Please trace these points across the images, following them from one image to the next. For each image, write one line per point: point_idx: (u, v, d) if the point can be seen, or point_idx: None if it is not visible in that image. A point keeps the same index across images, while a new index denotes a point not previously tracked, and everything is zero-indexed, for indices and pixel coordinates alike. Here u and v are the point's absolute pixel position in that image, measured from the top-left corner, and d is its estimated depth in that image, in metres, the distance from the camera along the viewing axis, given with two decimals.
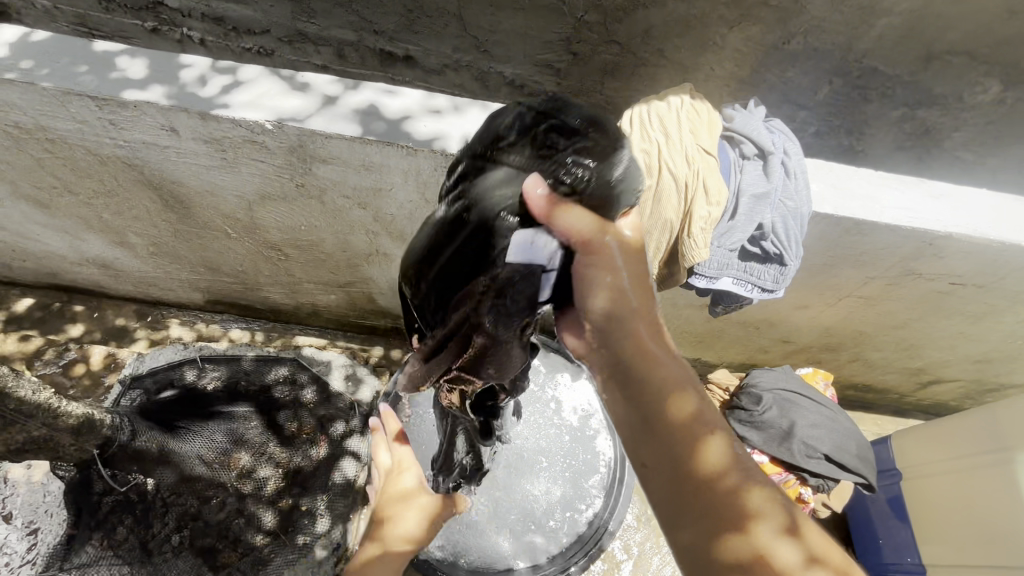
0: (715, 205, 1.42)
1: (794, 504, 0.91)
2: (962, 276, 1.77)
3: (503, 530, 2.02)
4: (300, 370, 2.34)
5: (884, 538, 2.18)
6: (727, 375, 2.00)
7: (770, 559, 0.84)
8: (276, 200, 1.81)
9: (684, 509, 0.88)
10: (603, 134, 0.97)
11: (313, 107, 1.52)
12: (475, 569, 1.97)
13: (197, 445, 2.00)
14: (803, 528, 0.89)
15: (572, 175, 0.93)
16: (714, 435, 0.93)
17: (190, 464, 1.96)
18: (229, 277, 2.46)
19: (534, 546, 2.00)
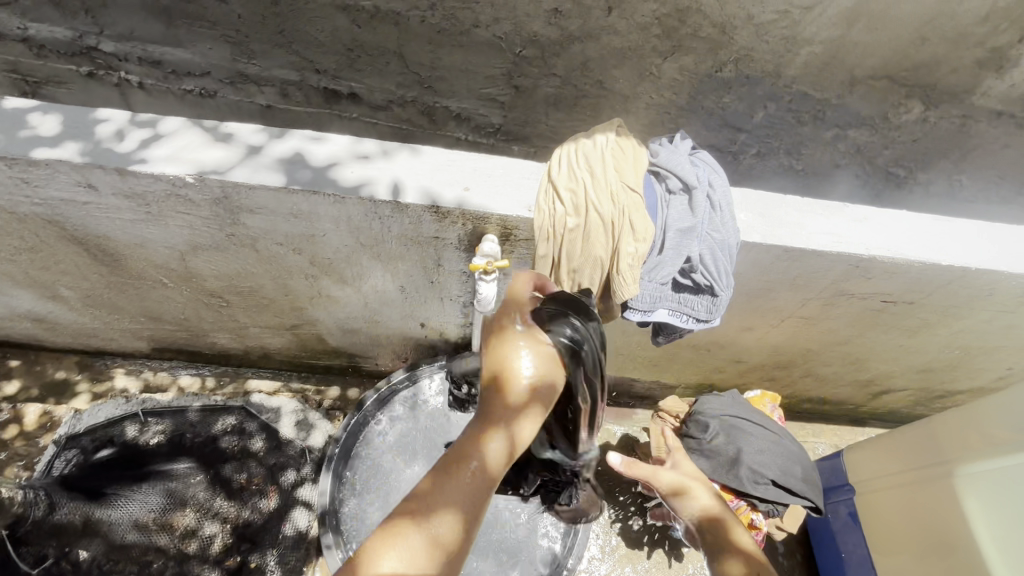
0: (642, 240, 1.45)
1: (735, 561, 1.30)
2: (891, 294, 1.82)
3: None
4: (248, 419, 2.30)
5: (846, 552, 2.19)
6: (676, 401, 2.00)
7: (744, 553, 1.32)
8: (209, 250, 1.77)
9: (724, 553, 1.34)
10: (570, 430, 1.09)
11: (235, 158, 1.49)
12: None
13: (131, 510, 1.89)
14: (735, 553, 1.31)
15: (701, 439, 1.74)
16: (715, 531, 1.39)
17: (122, 532, 1.85)
18: (172, 325, 2.38)
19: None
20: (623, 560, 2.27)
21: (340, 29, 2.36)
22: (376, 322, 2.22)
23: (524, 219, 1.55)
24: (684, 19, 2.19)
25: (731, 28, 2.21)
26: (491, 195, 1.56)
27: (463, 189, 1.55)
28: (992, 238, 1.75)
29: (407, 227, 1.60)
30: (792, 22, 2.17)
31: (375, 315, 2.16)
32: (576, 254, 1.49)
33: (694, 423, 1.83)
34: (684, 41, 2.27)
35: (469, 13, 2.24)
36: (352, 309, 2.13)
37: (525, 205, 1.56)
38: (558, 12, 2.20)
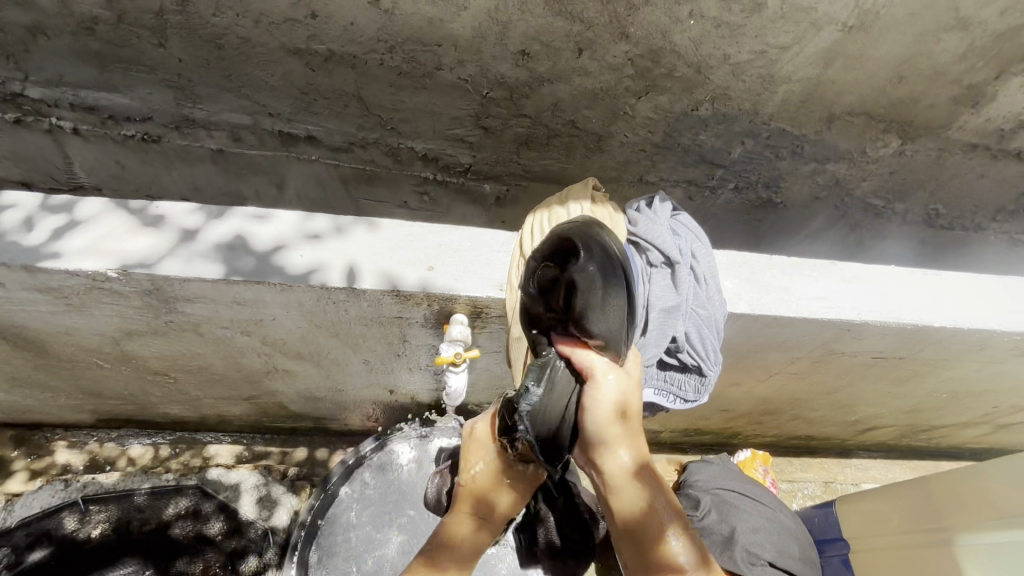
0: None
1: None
2: (881, 351, 1.74)
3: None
4: (204, 500, 2.10)
5: None
6: (664, 469, 1.93)
7: None
8: (145, 335, 1.58)
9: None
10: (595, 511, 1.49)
11: (166, 246, 1.32)
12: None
13: None
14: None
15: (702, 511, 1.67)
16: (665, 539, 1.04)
17: None
18: (116, 399, 2.16)
19: None
20: None
21: (291, 73, 2.19)
22: (340, 390, 2.06)
23: (494, 299, 1.42)
24: (658, 60, 2.08)
25: (706, 67, 2.11)
26: (458, 275, 1.41)
27: (427, 268, 1.40)
28: (983, 294, 1.68)
29: (366, 310, 1.45)
30: (769, 62, 2.09)
31: (338, 384, 2.00)
32: None
33: (686, 499, 1.74)
34: (658, 81, 2.17)
35: (430, 55, 2.09)
36: (313, 381, 1.96)
37: (496, 283, 1.43)
38: (526, 54, 2.07)
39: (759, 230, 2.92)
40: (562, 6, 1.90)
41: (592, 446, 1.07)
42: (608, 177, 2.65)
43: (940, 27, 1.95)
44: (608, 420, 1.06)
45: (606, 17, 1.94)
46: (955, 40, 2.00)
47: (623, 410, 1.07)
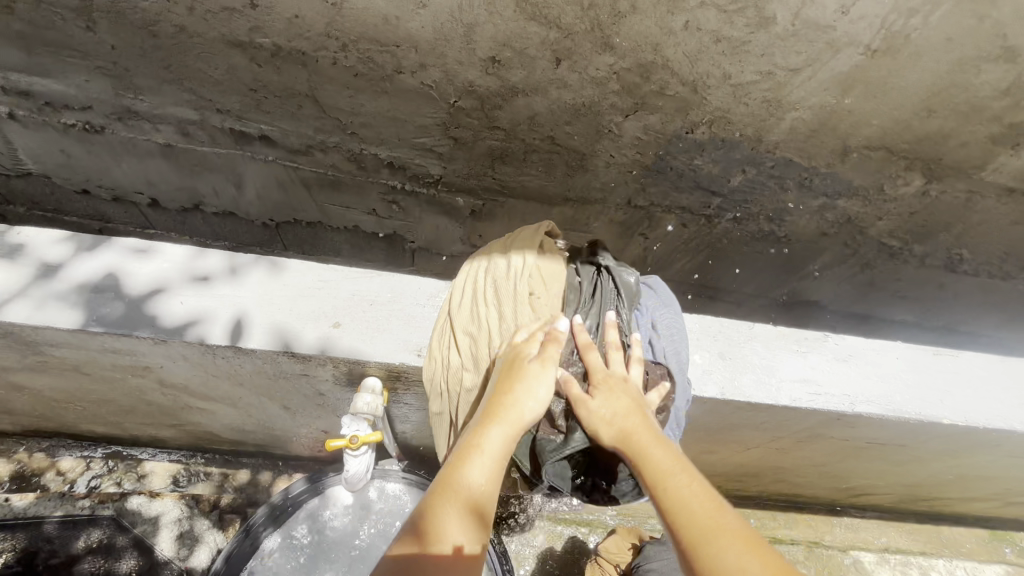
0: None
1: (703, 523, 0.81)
2: (877, 438, 1.49)
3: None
4: (119, 533, 1.96)
5: None
6: (619, 545, 1.70)
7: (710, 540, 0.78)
8: (23, 370, 1.38)
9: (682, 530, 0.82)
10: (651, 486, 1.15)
11: (18, 284, 1.11)
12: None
13: None
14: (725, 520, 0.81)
15: None
16: (681, 479, 0.87)
17: None
18: (31, 416, 1.98)
19: None
20: None
21: (236, 68, 1.96)
22: (268, 426, 1.85)
23: (411, 365, 1.20)
24: (648, 75, 1.81)
25: (704, 86, 1.84)
26: (369, 334, 1.19)
27: (331, 325, 1.18)
28: (1005, 385, 1.41)
29: (263, 366, 1.23)
30: (776, 84, 1.81)
31: (265, 422, 1.80)
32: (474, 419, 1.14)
33: None
34: (647, 99, 1.90)
35: (388, 56, 1.84)
36: (235, 417, 1.76)
37: (415, 346, 1.21)
38: (496, 61, 1.81)
39: (759, 262, 2.65)
40: (535, 9, 1.63)
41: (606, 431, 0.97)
42: (591, 198, 2.40)
43: (982, 56, 1.65)
44: (615, 405, 1.00)
45: (588, 24, 1.67)
46: (998, 72, 1.70)
47: (621, 405, 0.99)
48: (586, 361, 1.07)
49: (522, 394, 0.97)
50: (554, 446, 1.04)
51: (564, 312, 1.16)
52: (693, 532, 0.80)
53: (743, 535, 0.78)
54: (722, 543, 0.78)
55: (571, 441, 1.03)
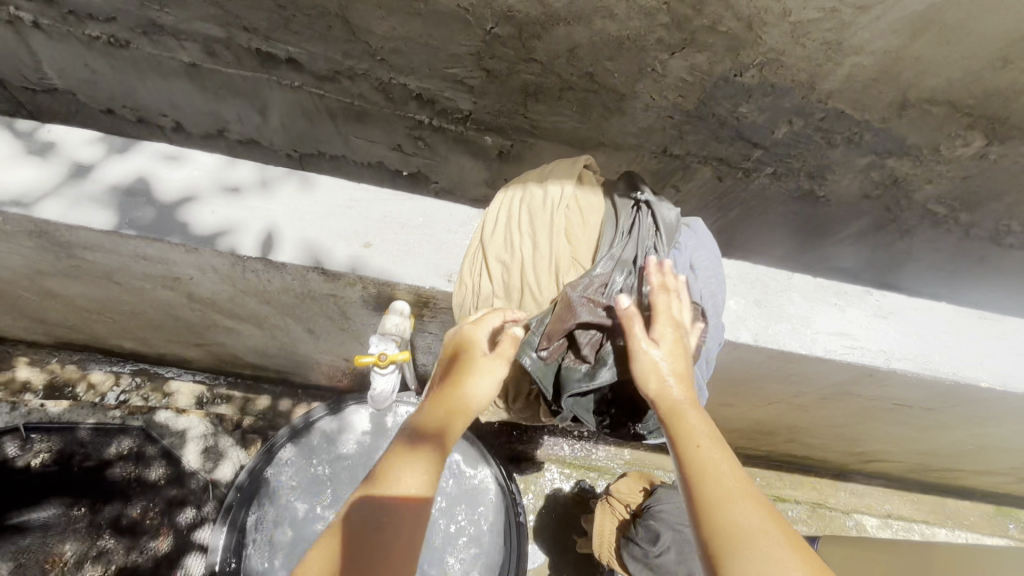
0: (525, 358, 1.02)
1: (732, 491, 0.83)
2: (906, 399, 1.46)
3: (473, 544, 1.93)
4: (148, 443, 2.04)
5: None
6: (631, 488, 1.72)
7: (738, 511, 0.80)
8: (57, 275, 1.40)
9: (709, 496, 0.82)
10: None
11: (50, 183, 1.10)
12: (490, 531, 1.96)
13: None
14: (751, 493, 0.83)
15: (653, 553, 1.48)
16: (712, 444, 0.88)
17: None
18: (63, 327, 2.03)
19: None
20: None
21: None
22: (291, 350, 1.88)
23: (441, 291, 1.18)
24: (701, 7, 1.69)
25: (760, 23, 1.71)
26: (398, 257, 1.17)
27: (362, 245, 1.17)
28: None
29: (292, 283, 1.23)
30: (840, 24, 1.67)
31: (289, 346, 1.83)
32: None
33: (643, 529, 1.53)
34: (697, 35, 1.78)
35: None
36: (261, 339, 1.78)
37: (446, 273, 1.19)
38: None
39: (794, 222, 2.56)
40: None
41: (652, 387, 0.93)
42: (626, 144, 2.31)
43: None
44: (667, 366, 0.95)
45: None
46: None
47: (678, 365, 0.96)
48: (657, 303, 1.00)
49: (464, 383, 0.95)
50: (579, 379, 1.01)
51: (599, 246, 1.12)
52: (717, 498, 0.82)
53: (768, 509, 0.81)
54: (748, 510, 0.80)
55: (596, 376, 1.01)
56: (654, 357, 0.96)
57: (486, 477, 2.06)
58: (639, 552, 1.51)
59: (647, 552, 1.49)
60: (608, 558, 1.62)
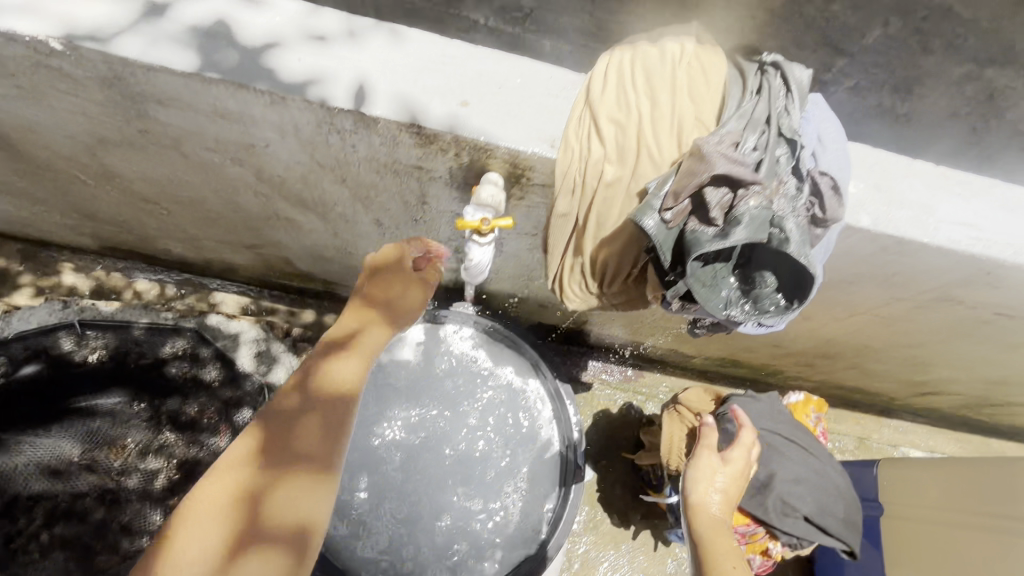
0: (647, 220, 0.95)
1: None
2: (1011, 306, 1.38)
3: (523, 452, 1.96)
4: (202, 345, 2.02)
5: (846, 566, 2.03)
6: (702, 398, 1.67)
7: None
8: (121, 146, 1.33)
9: None
10: (791, 295, 1.05)
11: (126, 21, 1.03)
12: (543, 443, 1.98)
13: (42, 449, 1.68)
14: None
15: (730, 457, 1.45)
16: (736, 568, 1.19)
17: (28, 476, 1.66)
18: (112, 225, 1.99)
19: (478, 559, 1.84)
20: (606, 538, 2.17)
21: None
22: (348, 252, 1.82)
23: (541, 157, 1.07)
24: None
25: None
26: (497, 118, 1.07)
27: (459, 103, 1.07)
28: None
29: (377, 149, 1.14)
30: None
31: (348, 247, 1.77)
32: (610, 217, 1.06)
33: (719, 433, 1.49)
34: None
35: None
36: (321, 237, 1.73)
37: (548, 137, 1.08)
38: None
39: None
40: None
41: (694, 498, 1.30)
42: None
43: None
44: (720, 482, 1.32)
45: None
46: None
47: (732, 487, 1.31)
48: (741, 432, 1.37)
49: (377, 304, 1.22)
50: (709, 242, 0.92)
51: (724, 107, 1.04)
52: None
53: None
54: None
55: (729, 236, 0.91)
56: (715, 497, 1.31)
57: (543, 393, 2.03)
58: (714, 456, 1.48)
59: (724, 455, 1.45)
60: (676, 463, 1.58)
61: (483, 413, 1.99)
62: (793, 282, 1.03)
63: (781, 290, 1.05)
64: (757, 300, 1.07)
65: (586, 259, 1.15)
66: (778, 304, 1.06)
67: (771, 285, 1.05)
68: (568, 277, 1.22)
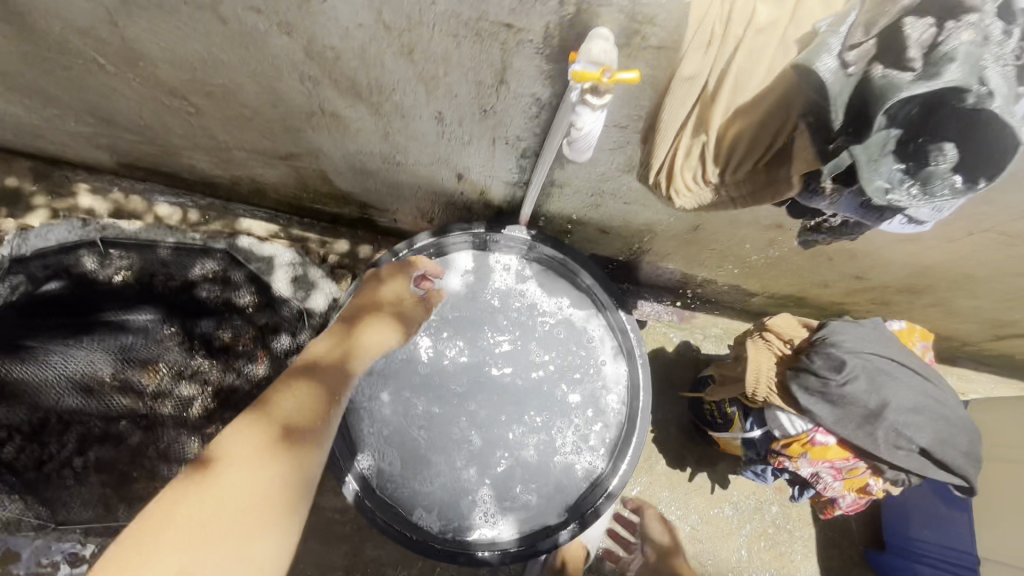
0: (820, 64, 0.79)
1: None
2: None
3: (578, 389, 1.83)
4: (233, 268, 1.87)
5: (915, 512, 1.93)
6: (790, 323, 1.51)
7: None
8: (149, 10, 1.13)
9: None
10: (976, 175, 0.83)
11: None
12: (607, 381, 1.83)
13: (70, 365, 1.51)
14: None
15: (835, 385, 1.29)
16: None
17: (56, 396, 1.50)
18: (132, 134, 1.80)
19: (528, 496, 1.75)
20: (660, 480, 2.06)
21: None
22: (396, 162, 1.64)
23: None
24: None
25: None
26: None
27: None
28: None
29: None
30: None
31: (397, 154, 1.59)
32: (755, 76, 0.89)
33: (820, 358, 1.34)
34: None
35: None
36: (369, 142, 1.54)
37: None
38: None
39: None
40: None
41: None
42: None
43: None
44: None
45: None
46: None
47: None
48: None
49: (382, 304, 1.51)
50: (907, 88, 0.75)
51: None
52: None
53: None
54: None
55: (937, 78, 0.73)
56: None
57: (605, 331, 1.86)
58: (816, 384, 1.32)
59: (829, 382, 1.30)
60: (764, 392, 1.43)
61: (537, 346, 1.84)
62: (986, 160, 0.82)
63: (965, 168, 0.84)
64: (927, 182, 0.87)
65: (712, 136, 0.98)
66: (953, 188, 0.86)
67: (950, 162, 0.84)
68: (683, 163, 1.05)
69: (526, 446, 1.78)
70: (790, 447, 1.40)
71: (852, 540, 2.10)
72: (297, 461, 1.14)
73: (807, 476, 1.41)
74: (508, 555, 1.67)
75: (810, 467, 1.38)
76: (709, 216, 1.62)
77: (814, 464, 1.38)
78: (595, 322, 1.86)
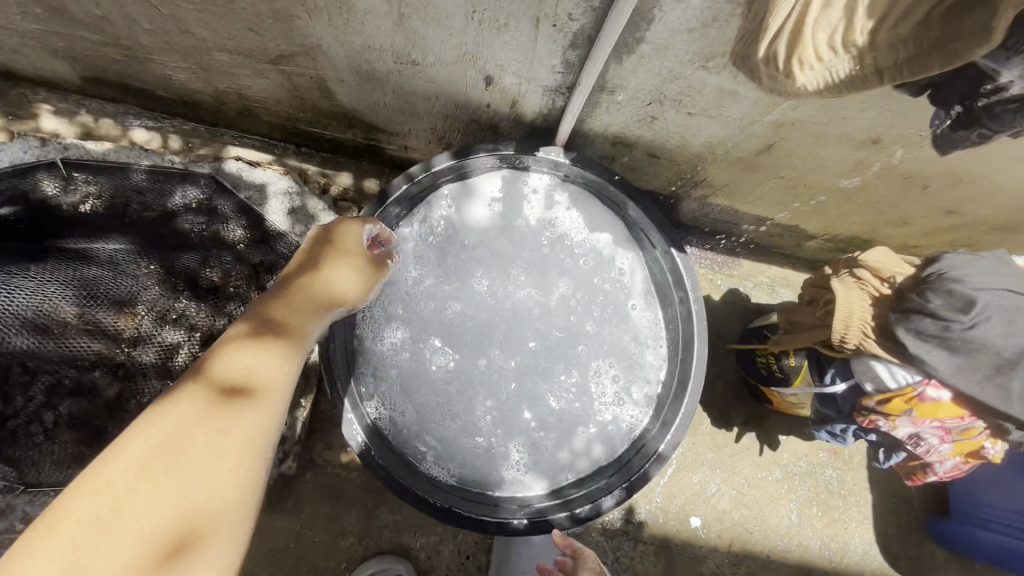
0: None
1: None
2: None
3: (618, 334, 1.59)
4: (220, 198, 1.63)
5: (983, 476, 1.74)
6: (888, 258, 1.25)
7: None
8: None
9: None
10: None
11: None
12: (649, 326, 1.61)
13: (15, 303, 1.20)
14: None
15: (960, 328, 1.05)
16: None
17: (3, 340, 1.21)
18: (89, 32, 1.48)
19: (568, 454, 1.53)
20: (705, 441, 1.86)
21: None
22: (412, 61, 1.34)
23: None
24: None
25: None
26: None
27: None
28: None
29: None
30: None
31: (414, 50, 1.29)
32: None
33: (936, 295, 1.09)
34: None
35: None
36: (379, 31, 1.24)
37: None
38: None
39: None
40: None
41: None
42: None
43: None
44: None
45: None
46: None
47: None
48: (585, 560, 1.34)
49: (349, 245, 1.25)
50: None
51: None
52: None
53: None
54: None
55: None
56: None
57: (635, 263, 1.63)
58: (932, 326, 1.08)
59: (953, 325, 1.05)
60: (856, 338, 1.20)
61: (575, 286, 1.61)
62: None
63: None
64: None
65: None
66: None
67: None
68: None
69: (559, 395, 1.55)
70: (890, 403, 1.18)
71: (910, 506, 1.92)
72: (253, 426, 0.89)
73: (906, 436, 1.19)
74: (545, 515, 1.40)
75: (912, 426, 1.16)
76: (793, 131, 1.34)
77: (918, 423, 1.16)
78: (624, 252, 1.62)
